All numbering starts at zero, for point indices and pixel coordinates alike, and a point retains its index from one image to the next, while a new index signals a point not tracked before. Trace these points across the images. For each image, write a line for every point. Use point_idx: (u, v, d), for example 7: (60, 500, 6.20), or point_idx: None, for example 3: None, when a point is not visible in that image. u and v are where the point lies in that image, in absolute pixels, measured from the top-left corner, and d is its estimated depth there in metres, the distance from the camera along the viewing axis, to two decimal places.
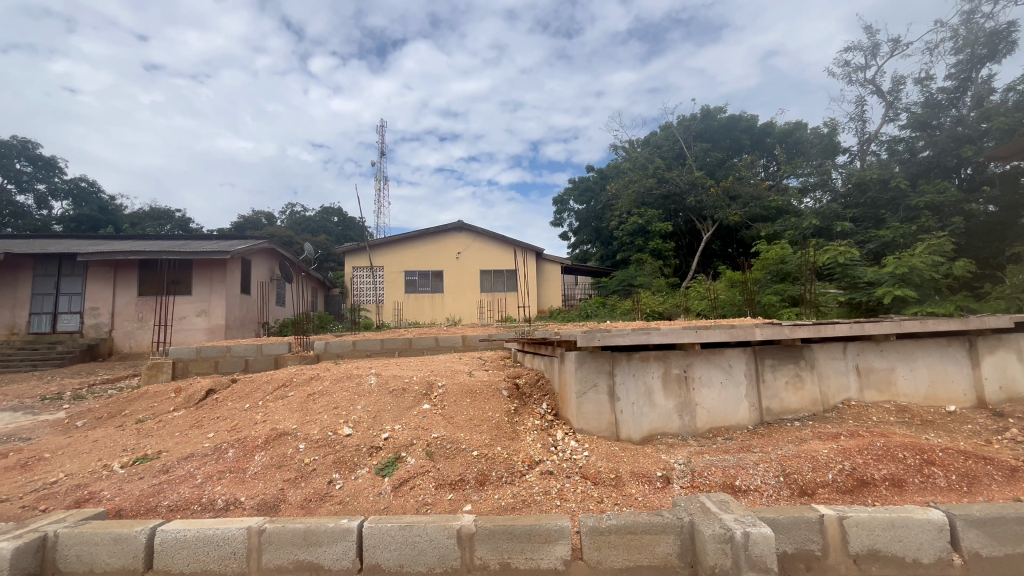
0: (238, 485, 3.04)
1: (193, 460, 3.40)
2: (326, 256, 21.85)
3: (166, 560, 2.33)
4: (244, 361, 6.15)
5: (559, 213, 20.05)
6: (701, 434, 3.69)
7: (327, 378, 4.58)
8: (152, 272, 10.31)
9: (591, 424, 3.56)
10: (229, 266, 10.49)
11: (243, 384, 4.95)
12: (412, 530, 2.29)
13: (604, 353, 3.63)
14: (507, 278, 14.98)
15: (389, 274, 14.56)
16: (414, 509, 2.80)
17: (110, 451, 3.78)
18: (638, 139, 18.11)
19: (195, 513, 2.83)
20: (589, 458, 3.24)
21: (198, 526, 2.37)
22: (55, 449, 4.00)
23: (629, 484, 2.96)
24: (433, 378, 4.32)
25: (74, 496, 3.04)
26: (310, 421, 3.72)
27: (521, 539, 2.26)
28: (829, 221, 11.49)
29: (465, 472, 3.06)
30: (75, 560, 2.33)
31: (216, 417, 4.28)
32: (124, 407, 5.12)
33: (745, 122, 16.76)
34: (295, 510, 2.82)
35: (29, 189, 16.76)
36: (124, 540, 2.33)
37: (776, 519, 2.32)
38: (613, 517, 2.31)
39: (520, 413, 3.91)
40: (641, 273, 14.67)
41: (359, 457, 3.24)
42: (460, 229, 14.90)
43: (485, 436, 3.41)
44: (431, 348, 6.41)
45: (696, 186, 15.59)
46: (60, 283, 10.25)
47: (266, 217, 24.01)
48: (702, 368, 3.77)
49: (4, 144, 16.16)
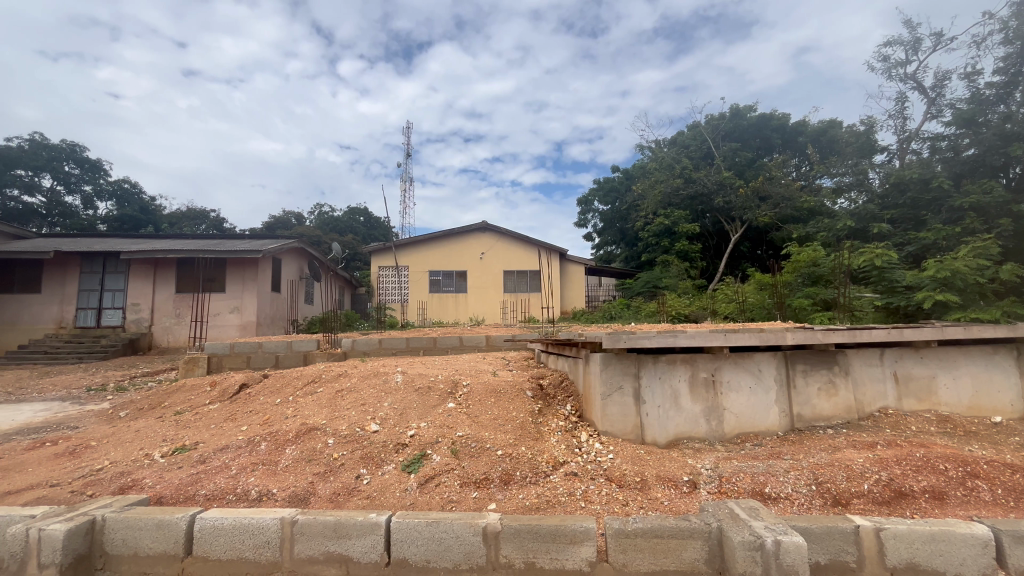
0: (271, 478, 3.14)
1: (228, 452, 3.53)
2: (353, 256, 22.38)
3: (204, 547, 2.42)
4: (275, 357, 6.32)
5: (583, 213, 19.94)
6: (729, 439, 3.62)
7: (355, 375, 4.68)
8: (189, 270, 10.73)
9: (616, 426, 3.54)
10: (260, 264, 10.82)
11: (275, 380, 5.11)
12: (440, 526, 2.32)
13: (630, 355, 3.60)
14: (531, 279, 14.98)
15: (414, 273, 14.75)
16: (439, 505, 2.83)
17: (151, 441, 3.95)
18: (665, 138, 17.87)
19: (230, 502, 2.93)
20: (613, 461, 3.23)
21: (233, 514, 2.45)
22: (100, 437, 4.21)
23: (654, 487, 2.93)
24: (457, 377, 4.37)
25: (119, 483, 3.18)
26: (338, 417, 3.82)
27: (546, 539, 2.26)
28: (865, 222, 11.13)
29: (489, 471, 3.09)
30: (121, 543, 2.44)
31: (249, 411, 4.43)
32: (163, 399, 5.35)
33: (776, 120, 16.27)
34: (324, 504, 2.89)
35: (76, 191, 17.66)
36: (166, 526, 2.43)
37: (808, 529, 2.25)
38: (639, 520, 2.29)
39: (544, 414, 3.91)
40: (666, 274, 14.50)
41: (386, 453, 3.31)
42: (484, 229, 14.98)
43: (509, 436, 3.44)
44: (455, 347, 6.48)
45: (724, 187, 15.33)
46: (104, 280, 10.76)
47: (296, 217, 24.68)
48: (730, 371, 3.70)
49: (55, 148, 17.08)
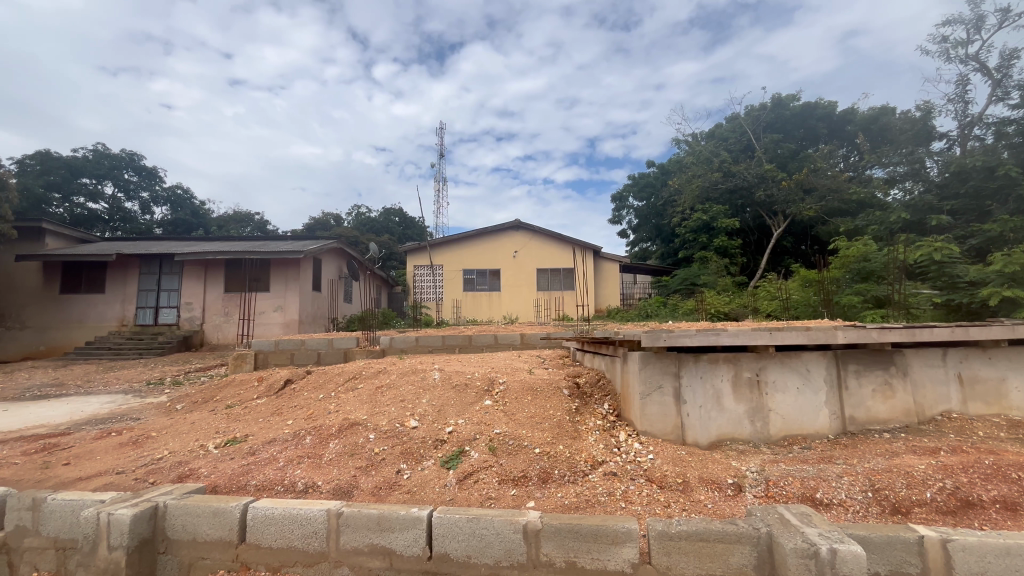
0: (316, 470, 3.25)
1: (276, 444, 3.67)
2: (389, 256, 22.88)
3: (256, 535, 2.52)
4: (316, 354, 6.52)
5: (617, 210, 19.65)
6: (776, 441, 3.49)
7: (393, 372, 4.78)
8: (237, 270, 11.24)
9: (655, 426, 3.47)
10: (302, 264, 11.21)
11: (318, 375, 5.29)
12: (480, 522, 2.33)
13: (669, 354, 3.52)
14: (564, 276, 14.90)
15: (448, 272, 14.93)
16: (479, 502, 2.84)
17: (205, 433, 4.16)
18: (702, 131, 17.36)
19: (278, 493, 3.04)
20: (654, 462, 3.17)
21: (283, 505, 2.54)
22: (160, 428, 4.47)
23: (697, 490, 2.86)
24: (494, 375, 4.39)
25: (178, 472, 3.37)
26: (379, 412, 3.91)
27: (587, 539, 2.24)
28: (922, 214, 10.46)
29: (527, 469, 3.09)
30: (181, 528, 2.58)
31: (294, 405, 4.60)
32: (215, 393, 5.63)
33: (822, 109, 15.51)
34: (366, 497, 2.96)
35: (135, 197, 18.79)
36: (221, 514, 2.55)
37: (867, 537, 2.14)
38: (683, 522, 2.23)
39: (581, 412, 3.88)
40: (704, 271, 14.10)
41: (425, 449, 3.37)
42: (517, 228, 15.01)
43: (546, 434, 3.43)
44: (490, 344, 6.52)
45: (766, 179, 14.78)
46: (160, 280, 11.41)
47: (334, 219, 25.43)
48: (775, 371, 3.56)
49: (116, 157, 18.27)
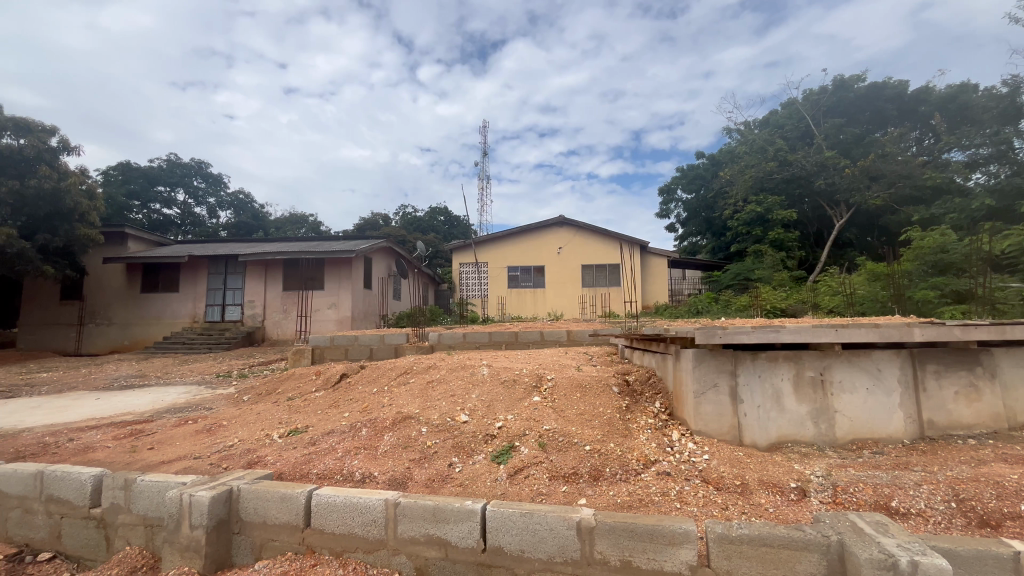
0: (372, 461, 3.37)
1: (334, 436, 3.84)
2: (435, 254, 23.37)
3: (320, 520, 2.65)
4: (369, 350, 6.76)
5: (664, 203, 19.12)
6: (843, 445, 3.29)
7: (443, 367, 4.89)
8: (295, 270, 11.84)
9: (710, 426, 3.36)
10: (353, 263, 11.66)
11: (371, 370, 5.49)
12: (534, 517, 2.34)
13: (726, 351, 3.39)
14: (610, 272, 14.67)
15: (493, 269, 15.05)
16: (530, 496, 2.85)
17: (269, 423, 4.42)
18: (755, 119, 16.55)
19: (338, 482, 3.18)
20: (709, 462, 3.06)
21: (344, 493, 2.65)
22: (230, 418, 4.79)
23: (756, 493, 2.74)
24: (542, 371, 4.40)
25: (247, 459, 3.59)
26: (430, 407, 4.01)
27: (642, 539, 2.20)
28: (1009, 200, 9.52)
29: (578, 466, 3.07)
30: (253, 511, 2.76)
31: (350, 398, 4.80)
32: (277, 385, 5.97)
33: (891, 89, 14.32)
34: (420, 488, 3.04)
35: (203, 202, 20.17)
36: (288, 499, 2.70)
37: (952, 551, 1.97)
38: (744, 526, 2.14)
39: (632, 410, 3.81)
40: (759, 265, 13.47)
41: (475, 443, 3.42)
42: (561, 224, 14.92)
43: (597, 432, 3.40)
44: (536, 341, 6.53)
45: (827, 167, 13.91)
46: (226, 280, 12.19)
47: (382, 219, 26.23)
48: (842, 371, 3.34)
49: (186, 165, 19.68)
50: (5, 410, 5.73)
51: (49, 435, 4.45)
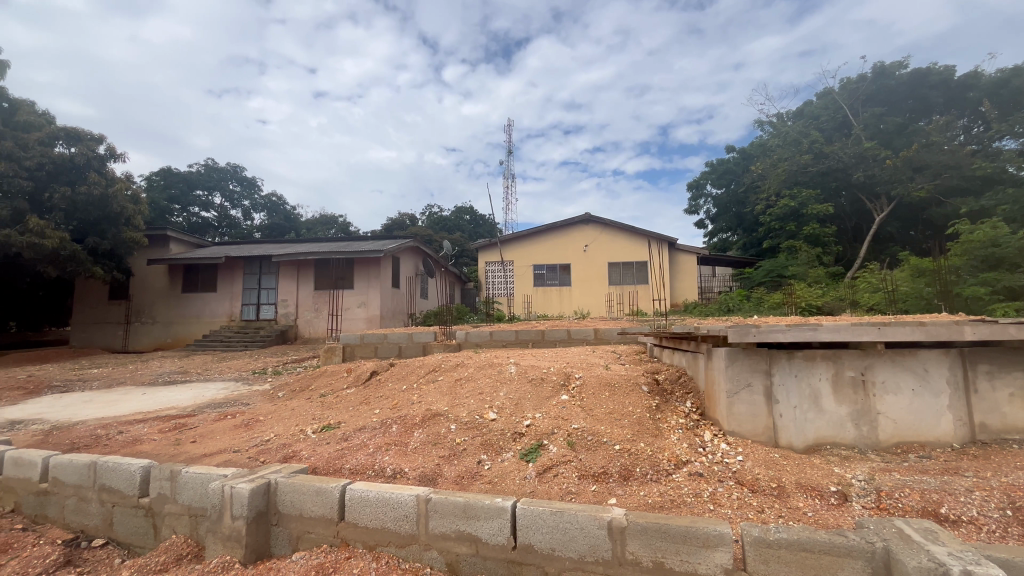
0: (403, 457, 3.43)
1: (366, 432, 3.92)
2: (461, 253, 23.54)
3: (354, 514, 2.71)
4: (398, 348, 6.87)
5: (693, 198, 18.73)
6: (886, 448, 3.15)
7: (471, 365, 4.92)
8: (326, 270, 12.13)
9: (744, 427, 3.27)
10: (382, 263, 11.86)
11: (400, 367, 5.58)
12: (564, 516, 2.33)
13: (759, 350, 3.29)
14: (637, 270, 14.47)
15: (519, 268, 15.05)
16: (559, 495, 2.84)
17: (304, 419, 4.55)
18: (789, 110, 16.01)
19: (370, 477, 3.24)
20: (743, 464, 2.99)
21: (376, 488, 2.71)
22: (266, 413, 4.95)
23: (794, 496, 2.66)
24: (570, 370, 4.38)
25: (283, 453, 3.71)
26: (458, 404, 4.04)
27: (675, 540, 2.16)
28: None
29: (608, 465, 3.04)
30: (290, 504, 2.84)
31: (380, 395, 4.89)
32: (310, 382, 6.13)
33: (936, 76, 13.56)
34: (450, 485, 3.07)
35: (238, 205, 20.89)
36: (323, 493, 2.77)
37: (1010, 562, 1.87)
38: (782, 530, 2.08)
39: (662, 410, 3.75)
40: (793, 262, 13.03)
41: (504, 441, 3.43)
42: (588, 221, 14.80)
43: (627, 431, 3.36)
44: (563, 340, 6.50)
45: (867, 159, 13.33)
46: (261, 280, 12.59)
47: (409, 219, 26.59)
48: (886, 371, 3.20)
49: (223, 170, 20.41)
50: (60, 403, 6.08)
51: (100, 428, 4.70)
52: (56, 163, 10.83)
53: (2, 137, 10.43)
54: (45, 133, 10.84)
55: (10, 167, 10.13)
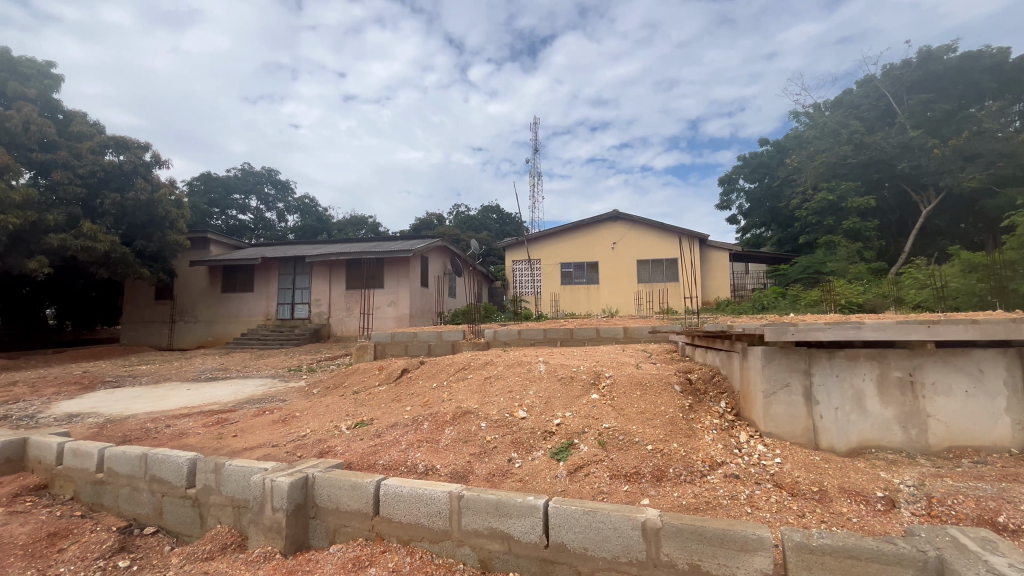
0: (434, 454, 3.47)
1: (398, 428, 3.99)
2: (488, 252, 23.65)
3: (388, 508, 2.76)
4: (428, 346, 6.95)
5: (725, 194, 18.25)
6: (936, 452, 3.00)
7: (500, 363, 4.94)
8: (357, 270, 12.40)
9: (782, 428, 3.17)
10: (411, 262, 12.04)
11: (431, 365, 5.66)
12: (597, 516, 2.32)
13: (799, 349, 3.18)
14: (667, 267, 14.21)
15: (546, 266, 15.01)
16: (590, 495, 2.82)
17: (338, 415, 4.66)
18: (827, 100, 15.39)
19: (402, 473, 3.30)
20: (782, 467, 2.89)
21: (410, 484, 2.76)
22: (302, 409, 5.10)
23: (837, 500, 2.56)
24: (600, 368, 4.34)
25: (319, 448, 3.81)
26: (488, 402, 4.07)
27: (712, 543, 2.12)
28: None
29: (640, 465, 3.01)
30: (327, 497, 2.92)
31: (411, 393, 4.97)
32: (343, 379, 6.29)
33: (989, 59, 12.78)
34: (482, 482, 3.09)
35: (273, 207, 21.56)
36: (359, 488, 2.84)
37: None
38: (826, 535, 2.01)
39: (695, 410, 3.67)
40: (832, 258, 12.53)
41: (534, 439, 3.43)
42: (616, 218, 14.63)
43: (659, 431, 3.31)
44: (592, 338, 6.45)
45: (912, 149, 12.70)
46: (295, 280, 12.97)
47: (437, 218, 26.86)
48: (936, 372, 3.05)
49: (258, 174, 21.11)
50: (113, 398, 6.43)
51: (149, 422, 4.94)
52: (107, 170, 11.43)
53: (58, 147, 11.07)
54: (96, 142, 11.46)
55: (65, 175, 10.76)
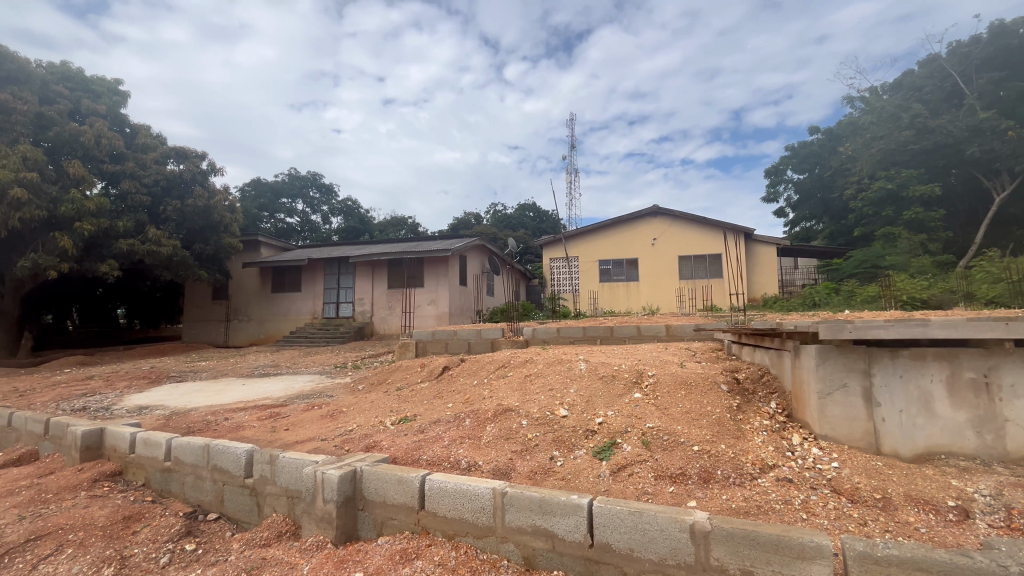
0: (476, 451, 3.51)
1: (440, 425, 4.06)
2: (525, 250, 23.66)
3: (433, 503, 2.82)
4: (467, 344, 7.02)
5: (772, 185, 17.49)
6: (1016, 461, 2.76)
7: (540, 361, 4.94)
8: (398, 269, 12.71)
9: (839, 431, 3.02)
10: (450, 261, 12.22)
11: (471, 363, 5.72)
12: (643, 517, 2.27)
13: (857, 348, 3.01)
14: (710, 263, 13.77)
15: (585, 264, 14.86)
16: (635, 495, 2.77)
17: (382, 411, 4.79)
18: (884, 83, 14.45)
19: (445, 469, 3.36)
20: (840, 472, 2.75)
21: (454, 480, 2.80)
22: (348, 405, 5.27)
23: (902, 509, 2.41)
24: (642, 367, 4.26)
25: (365, 443, 3.93)
26: (529, 400, 4.07)
27: (766, 549, 2.04)
28: None
29: (686, 466, 2.93)
30: (374, 490, 3.01)
31: (452, 390, 5.04)
32: (387, 375, 6.46)
33: None
34: (524, 479, 3.09)
35: (318, 210, 22.39)
36: (405, 482, 2.90)
37: None
38: (892, 546, 1.89)
39: (744, 410, 3.54)
40: (891, 251, 11.78)
41: (576, 438, 3.41)
42: (656, 214, 14.30)
43: (705, 432, 3.21)
44: (633, 336, 6.35)
45: (982, 132, 11.74)
46: (340, 279, 13.43)
47: (474, 218, 27.10)
48: (1015, 373, 2.80)
49: (304, 178, 21.96)
50: (177, 392, 6.88)
51: (209, 415, 5.25)
52: (168, 179, 12.22)
53: (126, 158, 11.91)
54: (159, 153, 12.25)
55: (133, 184, 11.57)
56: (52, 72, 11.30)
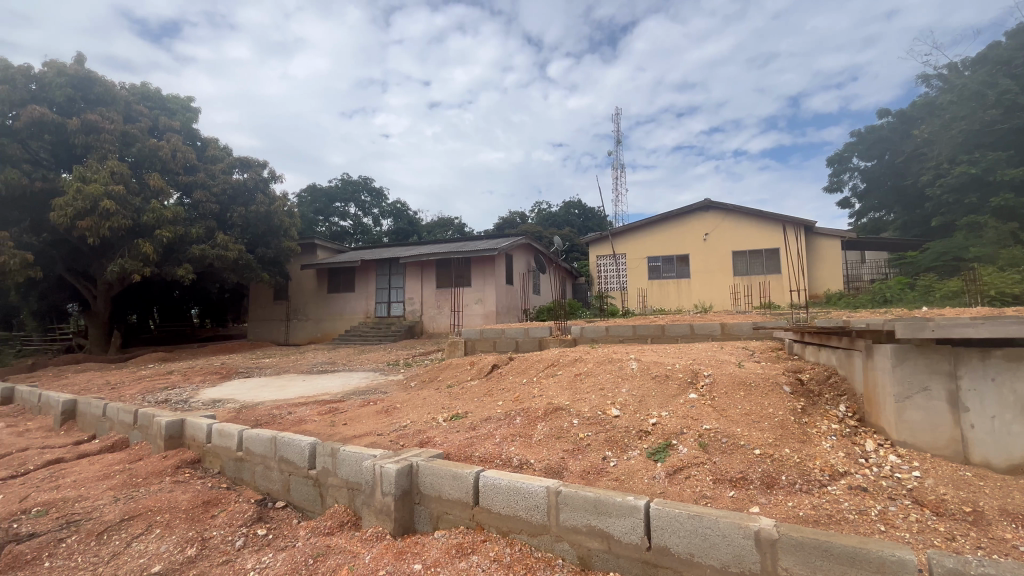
0: (528, 449, 3.52)
1: (491, 422, 4.10)
2: (571, 248, 23.48)
3: (487, 499, 2.86)
4: (515, 342, 7.04)
5: (835, 174, 16.43)
6: None
7: (590, 360, 4.88)
8: (446, 269, 12.96)
9: (919, 437, 2.79)
10: (496, 260, 12.34)
11: (519, 361, 5.74)
12: (704, 522, 2.20)
13: (939, 348, 2.78)
14: (767, 258, 13.12)
15: (633, 261, 14.54)
16: (692, 499, 2.69)
17: (434, 408, 4.90)
18: (966, 59, 13.21)
19: (498, 466, 3.39)
20: (923, 482, 2.55)
21: (508, 477, 2.82)
22: (401, 401, 5.44)
23: (998, 525, 2.19)
24: (697, 367, 4.12)
25: (419, 438, 4.03)
26: (580, 399, 4.04)
27: (840, 561, 1.92)
28: None
29: (747, 471, 2.80)
30: (430, 485, 3.09)
31: (502, 388, 5.08)
32: (437, 373, 6.61)
33: None
34: (576, 478, 3.07)
35: (370, 213, 23.20)
36: (460, 478, 2.96)
37: None
38: (987, 564, 1.73)
39: (809, 413, 3.34)
40: (975, 242, 10.76)
41: (629, 438, 3.35)
42: (708, 208, 13.79)
43: (767, 435, 3.06)
44: (686, 335, 6.16)
45: None
46: (390, 280, 13.86)
47: (519, 217, 27.16)
48: None
49: (356, 183, 22.82)
50: (245, 387, 7.34)
51: (275, 408, 5.57)
52: (235, 188, 13.08)
53: (198, 169, 12.85)
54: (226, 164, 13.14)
55: (204, 194, 12.48)
56: (135, 93, 12.38)
